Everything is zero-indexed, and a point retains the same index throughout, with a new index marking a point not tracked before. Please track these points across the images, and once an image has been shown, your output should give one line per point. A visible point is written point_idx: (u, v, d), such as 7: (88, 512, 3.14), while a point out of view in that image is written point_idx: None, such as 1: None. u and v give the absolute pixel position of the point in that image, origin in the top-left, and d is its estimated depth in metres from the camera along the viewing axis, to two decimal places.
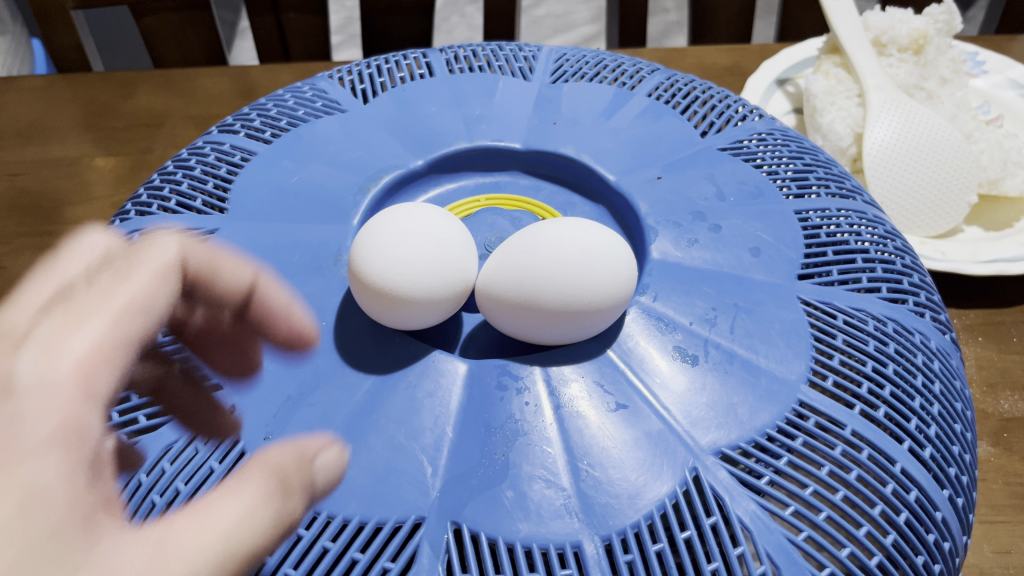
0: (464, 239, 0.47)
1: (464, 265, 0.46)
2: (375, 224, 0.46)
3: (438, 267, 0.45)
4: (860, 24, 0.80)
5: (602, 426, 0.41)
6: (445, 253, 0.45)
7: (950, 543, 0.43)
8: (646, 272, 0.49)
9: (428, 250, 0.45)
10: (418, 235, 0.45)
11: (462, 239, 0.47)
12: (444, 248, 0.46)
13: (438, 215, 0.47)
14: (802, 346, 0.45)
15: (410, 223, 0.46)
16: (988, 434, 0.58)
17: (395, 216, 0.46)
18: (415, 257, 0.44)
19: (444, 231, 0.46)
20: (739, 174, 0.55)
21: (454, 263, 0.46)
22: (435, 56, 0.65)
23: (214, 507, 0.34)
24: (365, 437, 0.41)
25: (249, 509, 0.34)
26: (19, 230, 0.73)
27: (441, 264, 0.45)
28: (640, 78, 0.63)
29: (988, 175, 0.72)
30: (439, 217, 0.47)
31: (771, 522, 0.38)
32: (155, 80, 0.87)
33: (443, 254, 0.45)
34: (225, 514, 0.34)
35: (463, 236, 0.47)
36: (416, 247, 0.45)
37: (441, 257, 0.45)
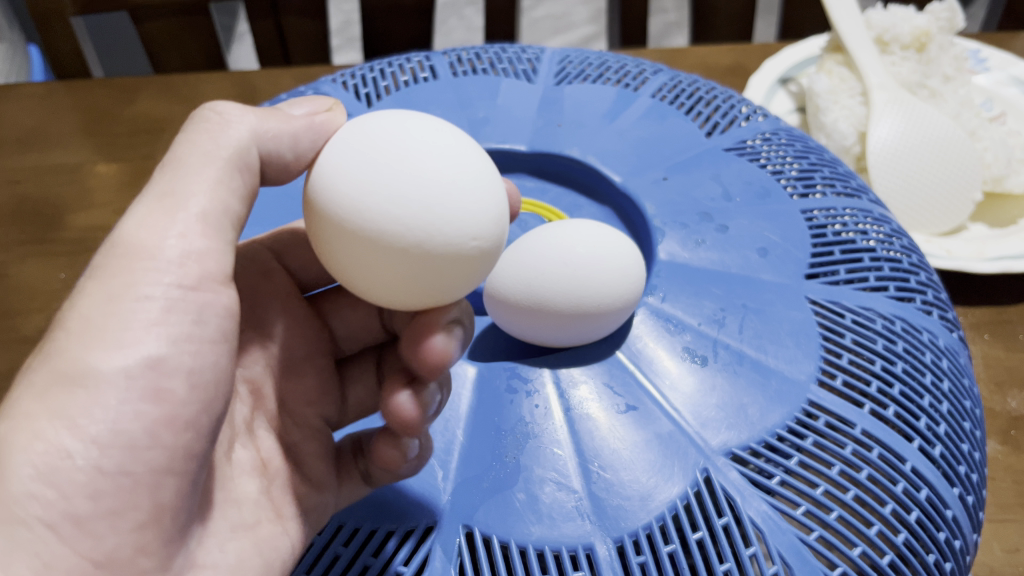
0: (365, 200, 0.32)
1: (340, 172, 0.33)
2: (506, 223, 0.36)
3: (409, 133, 0.34)
4: (864, 23, 0.80)
5: (612, 428, 0.41)
6: (439, 168, 0.33)
7: (961, 541, 0.43)
8: (655, 274, 0.49)
9: (454, 160, 0.34)
10: (482, 177, 0.34)
11: (378, 195, 0.32)
12: (424, 162, 0.33)
13: (473, 258, 0.34)
14: (811, 346, 0.45)
15: (487, 202, 0.34)
16: (996, 432, 0.58)
17: (503, 232, 0.35)
18: (440, 130, 0.35)
19: (455, 211, 0.33)
20: (745, 174, 0.55)
21: (377, 156, 0.33)
22: (438, 58, 0.65)
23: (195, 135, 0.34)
24: None
25: (228, 115, 0.35)
26: (20, 238, 0.73)
27: (425, 139, 0.34)
28: (643, 79, 0.63)
29: (992, 173, 0.72)
30: (468, 283, 0.35)
31: (783, 522, 0.38)
32: (155, 85, 0.87)
33: (407, 146, 0.34)
34: (201, 133, 0.34)
35: (384, 213, 0.32)
36: (455, 152, 0.34)
37: (422, 142, 0.34)
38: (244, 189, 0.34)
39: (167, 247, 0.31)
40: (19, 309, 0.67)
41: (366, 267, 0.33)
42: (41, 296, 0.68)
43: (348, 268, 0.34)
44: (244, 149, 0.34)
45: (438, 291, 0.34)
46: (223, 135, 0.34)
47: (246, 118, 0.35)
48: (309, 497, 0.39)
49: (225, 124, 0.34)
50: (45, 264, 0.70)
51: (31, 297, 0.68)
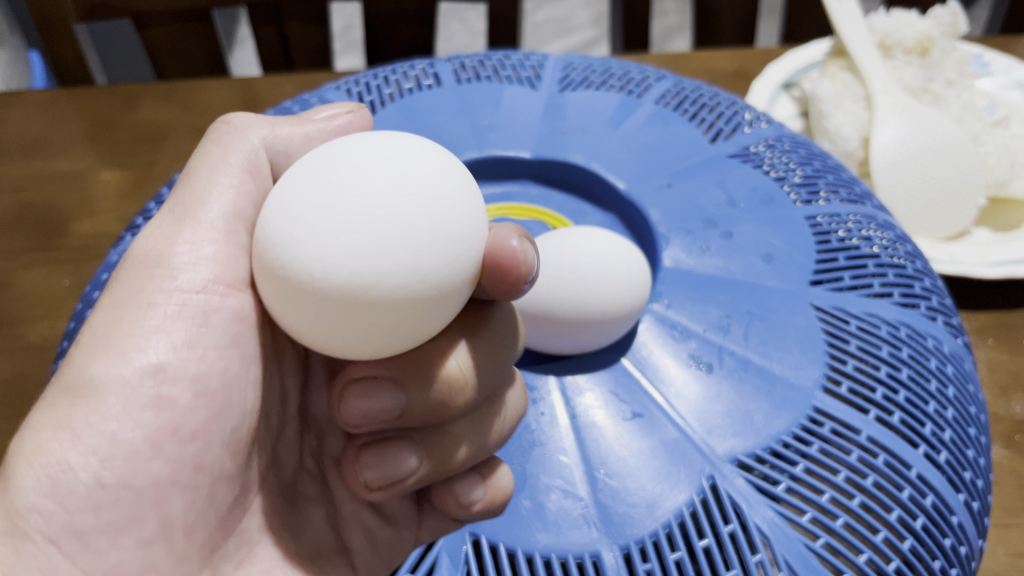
0: (279, 200, 0.30)
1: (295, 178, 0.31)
2: (421, 291, 0.29)
3: (364, 159, 0.30)
4: (866, 27, 0.81)
5: (618, 435, 0.41)
6: (356, 191, 0.29)
7: (967, 547, 0.43)
8: (660, 280, 0.49)
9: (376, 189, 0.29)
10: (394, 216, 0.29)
11: (289, 196, 0.30)
12: (340, 180, 0.29)
13: (332, 291, 0.28)
14: (816, 353, 0.45)
15: (392, 257, 0.28)
16: (1000, 437, 0.58)
17: (407, 299, 0.29)
18: (410, 168, 0.30)
19: (335, 237, 0.28)
20: (749, 181, 0.55)
21: (317, 168, 0.30)
22: (442, 66, 0.65)
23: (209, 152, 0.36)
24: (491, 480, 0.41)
25: (244, 122, 0.38)
26: (25, 245, 0.73)
27: (371, 166, 0.30)
28: (646, 86, 0.63)
29: (995, 177, 0.72)
30: (341, 329, 0.29)
31: (789, 529, 0.38)
32: (159, 92, 0.87)
33: (344, 165, 0.30)
34: (215, 143, 0.37)
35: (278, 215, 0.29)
36: (388, 184, 0.29)
37: (377, 170, 0.30)
38: (257, 193, 0.36)
39: (175, 253, 0.33)
40: (24, 317, 0.67)
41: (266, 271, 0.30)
42: (46, 304, 0.68)
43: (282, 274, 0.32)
44: (256, 153, 0.37)
45: (309, 320, 0.29)
46: (236, 141, 0.37)
47: (263, 125, 0.38)
48: (382, 531, 0.39)
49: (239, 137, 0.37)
50: (50, 272, 0.71)
51: (36, 304, 0.68)
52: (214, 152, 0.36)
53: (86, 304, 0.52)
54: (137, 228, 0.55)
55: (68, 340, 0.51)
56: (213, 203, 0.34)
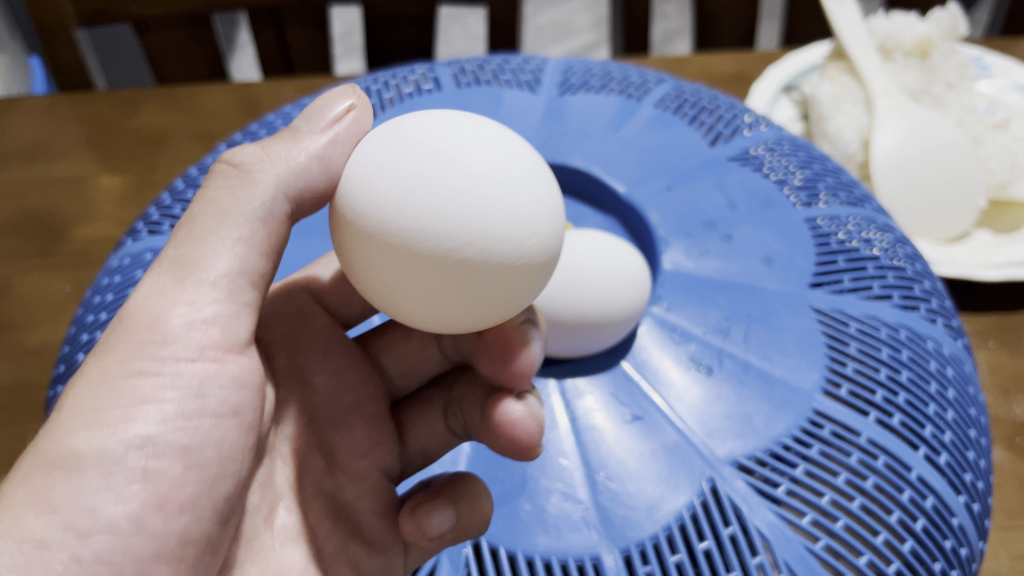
0: (376, 202, 0.30)
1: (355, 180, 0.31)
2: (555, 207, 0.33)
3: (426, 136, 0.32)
4: (866, 30, 0.81)
5: (618, 437, 0.41)
6: (457, 163, 0.31)
7: (967, 549, 0.43)
8: (659, 283, 0.49)
9: (476, 159, 0.31)
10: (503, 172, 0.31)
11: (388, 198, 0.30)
12: (440, 164, 0.31)
13: (501, 261, 0.30)
14: (816, 355, 0.45)
15: (536, 194, 0.32)
16: (1001, 439, 0.58)
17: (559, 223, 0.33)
18: (469, 130, 0.32)
19: (490, 212, 0.30)
20: (749, 184, 0.55)
21: (389, 160, 0.31)
22: (442, 70, 0.65)
23: (209, 195, 0.33)
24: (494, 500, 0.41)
25: (244, 157, 0.34)
26: (24, 250, 0.73)
27: (444, 137, 0.32)
28: (646, 89, 0.63)
29: (996, 179, 0.72)
30: (528, 285, 0.32)
31: (790, 532, 0.38)
32: (159, 97, 0.87)
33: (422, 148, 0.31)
34: (222, 191, 0.33)
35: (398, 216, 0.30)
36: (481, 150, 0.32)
37: (458, 145, 0.31)
38: (266, 242, 0.33)
39: (172, 316, 0.31)
40: (25, 322, 0.67)
41: (374, 275, 0.31)
42: (46, 308, 0.68)
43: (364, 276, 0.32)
44: (272, 201, 0.33)
45: (461, 301, 0.31)
46: (244, 189, 0.33)
47: (272, 157, 0.33)
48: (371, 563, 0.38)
49: (245, 178, 0.33)
50: (50, 277, 0.71)
51: (37, 310, 0.68)
52: (221, 202, 0.32)
53: (86, 309, 0.52)
54: (137, 233, 0.55)
55: (69, 348, 0.51)
56: (213, 259, 0.32)
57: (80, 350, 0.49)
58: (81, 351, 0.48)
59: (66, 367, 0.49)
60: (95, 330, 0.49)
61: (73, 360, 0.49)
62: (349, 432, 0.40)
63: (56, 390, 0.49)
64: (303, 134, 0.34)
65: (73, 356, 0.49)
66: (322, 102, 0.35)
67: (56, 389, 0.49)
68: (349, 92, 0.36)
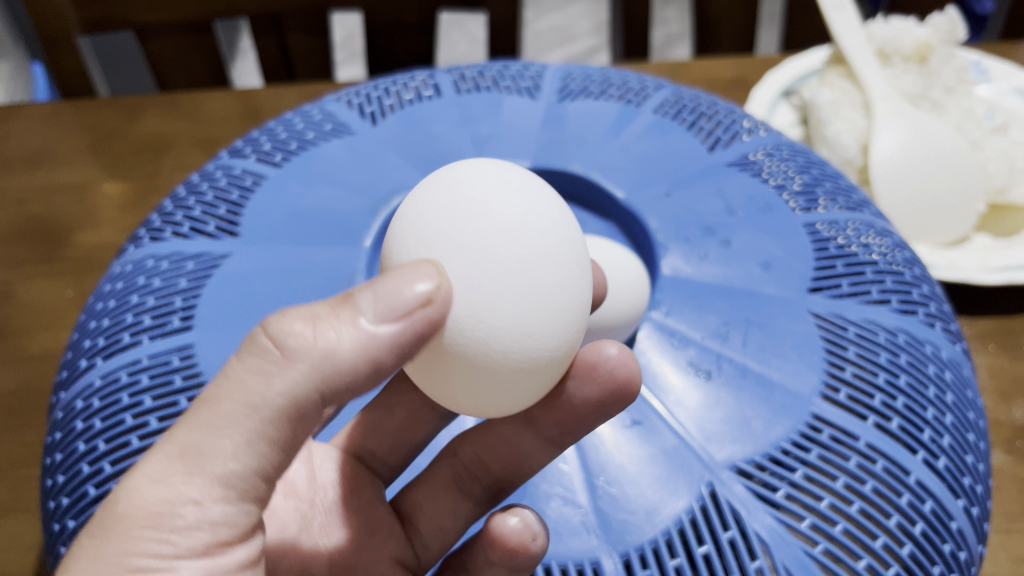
0: (545, 326, 0.32)
1: (512, 341, 0.31)
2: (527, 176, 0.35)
3: (478, 256, 0.31)
4: (864, 35, 0.81)
5: (617, 442, 0.42)
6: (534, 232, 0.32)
7: (966, 552, 0.43)
8: (658, 288, 0.50)
9: (509, 199, 0.32)
10: (515, 186, 0.33)
11: (561, 307, 0.32)
12: (543, 246, 0.32)
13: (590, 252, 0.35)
14: (814, 359, 0.45)
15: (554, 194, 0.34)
16: (1002, 442, 0.58)
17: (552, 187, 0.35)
18: (456, 206, 0.32)
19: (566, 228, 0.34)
20: (748, 189, 0.55)
21: (520, 294, 0.31)
22: (442, 77, 0.65)
23: (232, 379, 0.28)
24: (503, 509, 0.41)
25: (285, 331, 0.28)
26: (27, 257, 0.73)
27: (493, 228, 0.31)
28: (646, 95, 0.64)
29: (995, 183, 0.73)
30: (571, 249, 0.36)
31: (788, 536, 0.38)
32: (161, 103, 0.88)
33: (516, 260, 0.31)
34: (253, 375, 0.28)
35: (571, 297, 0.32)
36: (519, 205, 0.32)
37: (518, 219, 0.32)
38: (291, 437, 0.29)
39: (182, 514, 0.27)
40: (26, 328, 0.68)
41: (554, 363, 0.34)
42: (49, 315, 0.69)
43: (539, 388, 0.34)
44: (305, 396, 0.28)
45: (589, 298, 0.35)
46: (281, 378, 0.28)
47: (323, 346, 0.28)
48: None
49: (279, 365, 0.28)
50: (52, 283, 0.71)
51: (39, 316, 0.68)
52: (251, 390, 0.28)
53: (88, 316, 0.52)
54: (139, 239, 0.55)
55: (71, 356, 0.51)
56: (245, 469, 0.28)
57: (83, 356, 0.49)
58: (84, 357, 0.49)
59: (70, 372, 0.50)
60: (98, 337, 0.49)
61: (76, 366, 0.49)
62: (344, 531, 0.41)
63: (59, 396, 0.50)
64: (361, 325, 0.28)
65: (75, 362, 0.50)
66: (386, 283, 0.28)
67: (58, 395, 0.50)
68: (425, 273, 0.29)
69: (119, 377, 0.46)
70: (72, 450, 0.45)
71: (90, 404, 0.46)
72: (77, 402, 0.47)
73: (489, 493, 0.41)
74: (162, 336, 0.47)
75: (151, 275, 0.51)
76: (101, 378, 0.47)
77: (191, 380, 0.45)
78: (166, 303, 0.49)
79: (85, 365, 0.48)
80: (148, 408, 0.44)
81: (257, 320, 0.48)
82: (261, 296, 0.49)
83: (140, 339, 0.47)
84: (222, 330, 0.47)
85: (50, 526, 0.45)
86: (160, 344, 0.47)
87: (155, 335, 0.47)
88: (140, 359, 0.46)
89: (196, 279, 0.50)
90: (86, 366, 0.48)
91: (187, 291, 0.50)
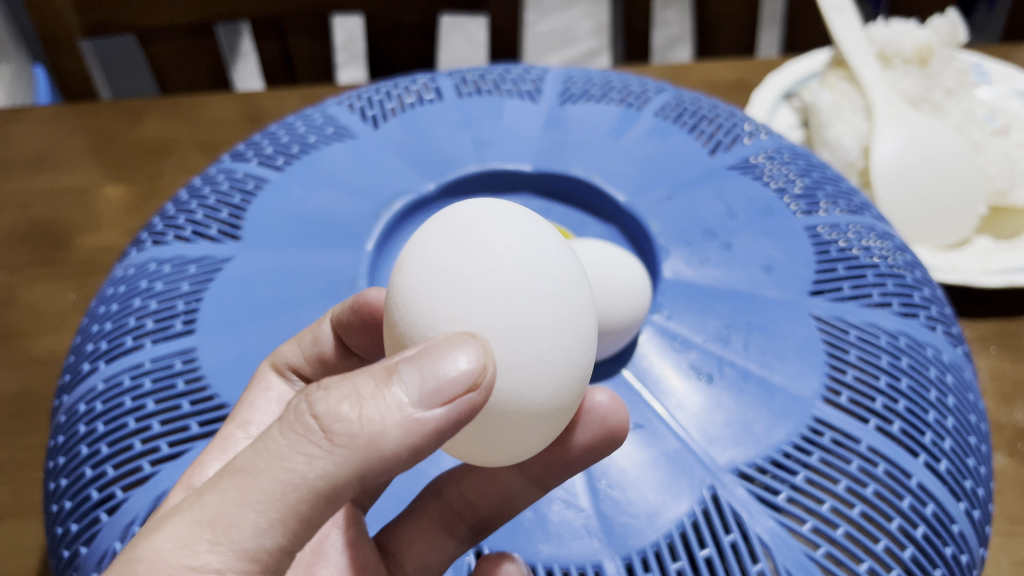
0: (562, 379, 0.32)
1: (529, 382, 0.31)
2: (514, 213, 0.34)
3: (490, 295, 0.31)
4: (865, 37, 0.82)
5: (618, 445, 0.42)
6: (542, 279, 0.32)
7: (968, 555, 0.43)
8: (660, 291, 0.50)
9: (515, 243, 0.32)
10: (521, 229, 0.33)
11: (573, 355, 0.32)
12: (552, 282, 0.32)
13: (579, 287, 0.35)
14: (815, 362, 0.45)
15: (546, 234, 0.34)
16: (1003, 445, 0.58)
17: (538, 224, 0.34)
18: (462, 248, 0.32)
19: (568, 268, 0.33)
20: (749, 192, 0.55)
21: (535, 334, 0.31)
22: (443, 80, 0.65)
23: (273, 446, 0.27)
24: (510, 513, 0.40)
25: (331, 413, 0.26)
26: (30, 260, 0.74)
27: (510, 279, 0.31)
28: (647, 98, 0.64)
29: (996, 186, 0.73)
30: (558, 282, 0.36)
31: (790, 539, 0.38)
32: (163, 106, 0.88)
33: (527, 298, 0.31)
34: (297, 455, 0.26)
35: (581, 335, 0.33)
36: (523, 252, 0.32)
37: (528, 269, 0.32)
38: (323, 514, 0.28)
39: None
40: (30, 331, 0.68)
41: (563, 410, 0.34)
42: (51, 318, 0.69)
43: (552, 431, 0.34)
44: (342, 478, 0.27)
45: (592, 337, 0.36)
46: (324, 462, 0.26)
47: (368, 429, 0.26)
48: None
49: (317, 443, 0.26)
50: (54, 287, 0.71)
51: (42, 319, 0.68)
52: (291, 469, 0.26)
53: (90, 319, 0.52)
54: (141, 243, 0.56)
55: (73, 359, 0.51)
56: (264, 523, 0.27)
57: (86, 360, 0.49)
58: (86, 361, 0.49)
59: (72, 376, 0.50)
60: (100, 342, 0.49)
61: (78, 370, 0.49)
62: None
63: (61, 400, 0.50)
64: (407, 411, 0.27)
65: (78, 365, 0.50)
66: (428, 363, 0.27)
67: (61, 399, 0.50)
68: (470, 349, 0.28)
69: (122, 381, 0.46)
70: (75, 454, 0.45)
71: (93, 408, 0.46)
72: (79, 406, 0.47)
73: (475, 529, 0.39)
74: (165, 339, 0.47)
75: (153, 278, 0.51)
76: (104, 382, 0.47)
77: (193, 384, 0.45)
78: (169, 306, 0.49)
79: (88, 368, 0.48)
80: (151, 411, 0.44)
81: (259, 324, 0.48)
82: (263, 300, 0.49)
83: (143, 342, 0.47)
84: (224, 335, 0.47)
85: (53, 531, 0.45)
86: (163, 348, 0.47)
87: (157, 339, 0.48)
88: (143, 362, 0.47)
89: (198, 282, 0.50)
90: (89, 369, 0.48)
91: (189, 294, 0.50)
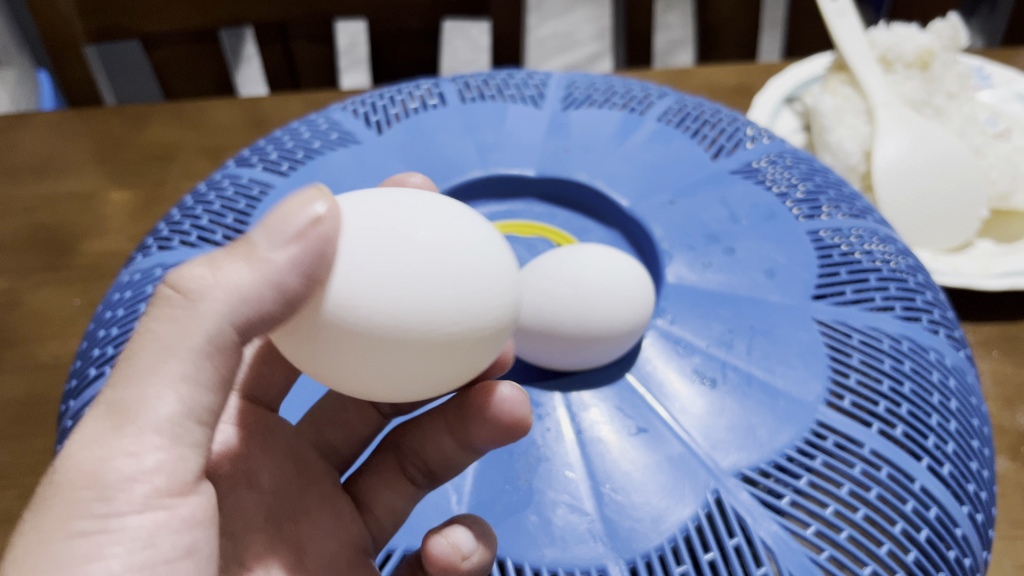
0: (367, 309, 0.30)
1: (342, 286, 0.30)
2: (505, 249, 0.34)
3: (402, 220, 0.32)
4: (866, 41, 0.82)
5: (621, 450, 0.42)
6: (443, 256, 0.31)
7: (971, 559, 0.43)
8: (663, 296, 0.50)
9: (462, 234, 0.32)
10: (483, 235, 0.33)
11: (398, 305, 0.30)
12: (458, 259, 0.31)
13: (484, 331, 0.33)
14: (819, 367, 0.46)
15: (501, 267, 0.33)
16: (1006, 449, 0.58)
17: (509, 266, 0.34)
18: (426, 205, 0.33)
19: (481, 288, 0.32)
20: (752, 197, 0.56)
21: (397, 267, 0.30)
22: (447, 85, 0.65)
23: (159, 329, 0.27)
24: (517, 513, 0.40)
25: (191, 278, 0.28)
26: (35, 265, 0.74)
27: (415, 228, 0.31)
28: (649, 103, 0.64)
29: (999, 190, 0.73)
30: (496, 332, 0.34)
31: (794, 542, 0.39)
32: (167, 113, 0.88)
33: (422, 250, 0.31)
34: (164, 324, 0.27)
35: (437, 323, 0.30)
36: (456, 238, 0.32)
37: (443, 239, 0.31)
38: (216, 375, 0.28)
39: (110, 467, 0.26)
40: (37, 335, 0.68)
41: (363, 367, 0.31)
42: (57, 323, 0.69)
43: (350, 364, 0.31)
44: (216, 334, 0.28)
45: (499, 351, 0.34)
46: (188, 323, 0.27)
47: (223, 284, 0.28)
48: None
49: (190, 310, 0.27)
50: (59, 292, 0.72)
51: (48, 324, 0.69)
52: (157, 338, 0.27)
53: (97, 324, 0.53)
54: (148, 248, 0.56)
55: (80, 364, 0.51)
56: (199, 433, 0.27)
57: (92, 365, 0.49)
58: (93, 366, 0.49)
59: (79, 381, 0.50)
60: (108, 347, 0.49)
61: (85, 374, 0.49)
62: (310, 516, 0.39)
63: (68, 406, 0.50)
64: (257, 256, 0.28)
65: (85, 370, 0.50)
66: (283, 209, 0.29)
67: (67, 404, 0.50)
68: (314, 200, 0.29)
69: None
70: None
71: None
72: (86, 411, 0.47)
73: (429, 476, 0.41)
74: None
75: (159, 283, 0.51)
76: None
77: None
78: None
79: (94, 373, 0.48)
80: None
81: None
82: None
83: None
84: None
85: None
86: None
87: None
88: None
89: None
90: (95, 374, 0.48)
91: None
